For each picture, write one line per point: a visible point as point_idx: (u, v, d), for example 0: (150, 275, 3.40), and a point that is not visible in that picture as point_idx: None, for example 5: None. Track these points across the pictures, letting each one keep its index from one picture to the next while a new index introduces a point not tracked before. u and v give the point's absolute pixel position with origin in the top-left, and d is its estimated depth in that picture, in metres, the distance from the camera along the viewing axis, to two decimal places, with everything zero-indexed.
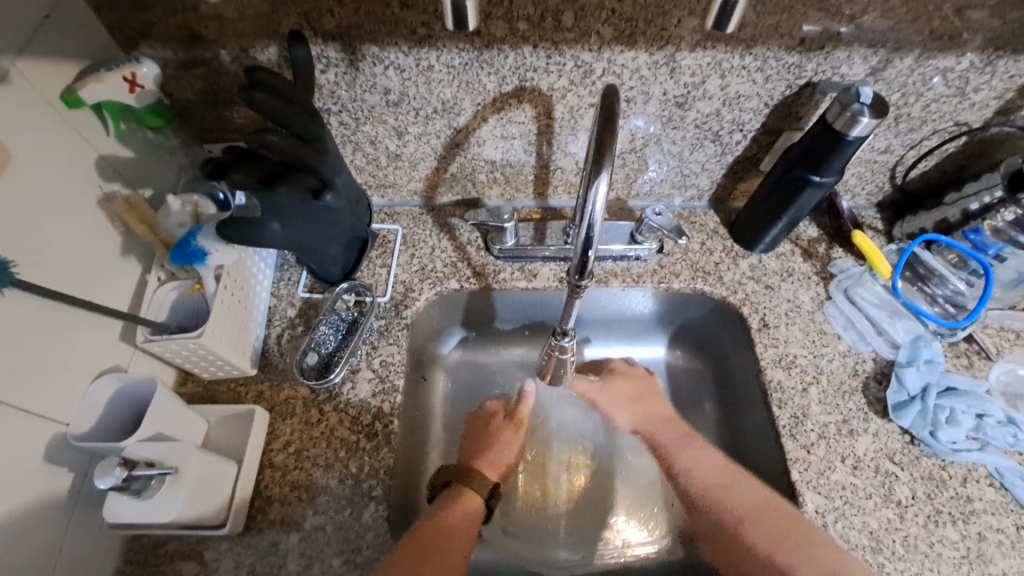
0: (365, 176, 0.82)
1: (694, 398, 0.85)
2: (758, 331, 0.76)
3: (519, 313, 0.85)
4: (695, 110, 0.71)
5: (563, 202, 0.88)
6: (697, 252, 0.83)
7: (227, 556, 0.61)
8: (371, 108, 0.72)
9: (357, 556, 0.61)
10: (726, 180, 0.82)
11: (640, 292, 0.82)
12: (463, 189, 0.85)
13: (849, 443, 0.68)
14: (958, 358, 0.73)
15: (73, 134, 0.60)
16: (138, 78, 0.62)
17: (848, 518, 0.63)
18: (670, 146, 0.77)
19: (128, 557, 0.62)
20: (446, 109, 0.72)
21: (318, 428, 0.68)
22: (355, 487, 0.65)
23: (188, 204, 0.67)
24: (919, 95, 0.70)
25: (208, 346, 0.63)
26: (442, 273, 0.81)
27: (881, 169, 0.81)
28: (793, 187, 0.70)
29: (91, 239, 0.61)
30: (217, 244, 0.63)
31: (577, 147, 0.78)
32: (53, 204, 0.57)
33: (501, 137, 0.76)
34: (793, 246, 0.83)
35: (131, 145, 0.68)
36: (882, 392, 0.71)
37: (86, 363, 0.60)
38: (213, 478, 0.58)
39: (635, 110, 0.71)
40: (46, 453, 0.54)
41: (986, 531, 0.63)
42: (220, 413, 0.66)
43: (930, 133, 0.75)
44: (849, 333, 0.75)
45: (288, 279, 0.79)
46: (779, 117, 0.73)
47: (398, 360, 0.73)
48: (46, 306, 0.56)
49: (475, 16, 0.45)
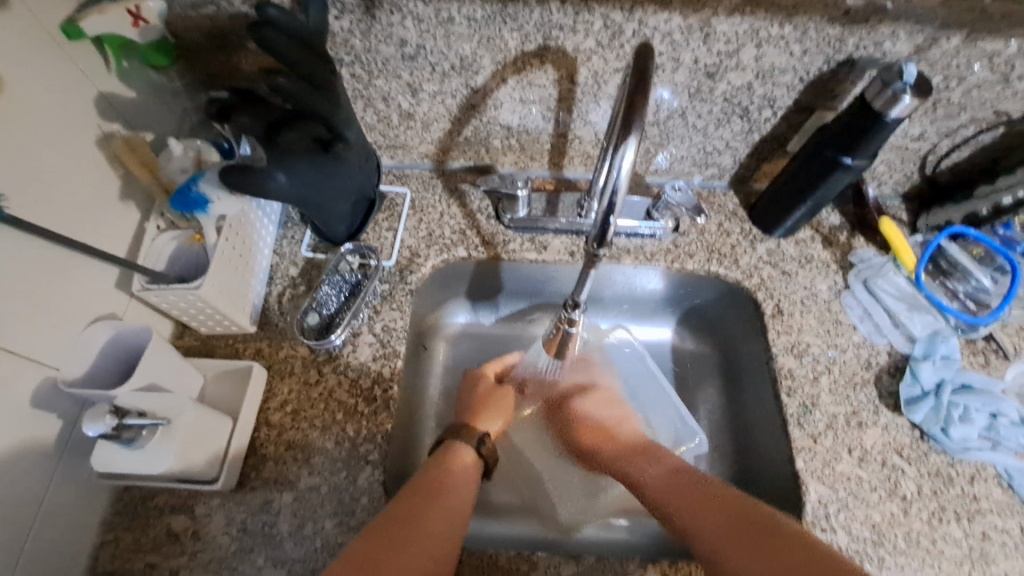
0: (376, 135, 0.79)
1: (698, 382, 0.83)
2: (771, 318, 0.74)
3: (525, 285, 0.83)
4: (726, 81, 0.68)
5: (578, 175, 0.85)
6: (713, 233, 0.80)
7: (219, 512, 0.60)
8: (386, 61, 0.69)
9: (350, 519, 0.60)
10: (749, 160, 0.79)
11: (652, 270, 0.80)
12: (475, 155, 0.82)
13: (858, 435, 0.66)
14: (975, 356, 0.71)
15: (73, 68, 0.57)
16: (142, 12, 0.59)
17: (851, 510, 0.62)
18: (695, 120, 0.74)
19: (118, 508, 0.61)
20: (465, 67, 0.69)
21: (317, 389, 0.67)
22: (351, 450, 0.63)
23: (190, 149, 0.64)
24: (961, 80, 0.66)
25: (207, 299, 0.61)
26: (450, 240, 0.79)
27: (911, 158, 0.77)
28: (822, 169, 0.67)
29: (87, 179, 0.59)
30: (219, 192, 0.61)
31: (598, 116, 0.74)
32: (49, 140, 0.55)
33: (519, 100, 0.73)
34: (813, 232, 0.80)
35: (134, 85, 0.65)
36: (894, 386, 0.70)
37: (80, 309, 0.58)
38: (206, 434, 0.57)
39: (663, 78, 0.68)
40: (33, 397, 0.53)
41: (990, 531, 0.62)
42: (217, 369, 0.65)
43: (967, 121, 0.72)
44: (865, 325, 0.73)
45: (292, 237, 0.77)
46: (813, 95, 0.69)
47: (400, 326, 0.71)
48: (40, 246, 0.54)
49: None
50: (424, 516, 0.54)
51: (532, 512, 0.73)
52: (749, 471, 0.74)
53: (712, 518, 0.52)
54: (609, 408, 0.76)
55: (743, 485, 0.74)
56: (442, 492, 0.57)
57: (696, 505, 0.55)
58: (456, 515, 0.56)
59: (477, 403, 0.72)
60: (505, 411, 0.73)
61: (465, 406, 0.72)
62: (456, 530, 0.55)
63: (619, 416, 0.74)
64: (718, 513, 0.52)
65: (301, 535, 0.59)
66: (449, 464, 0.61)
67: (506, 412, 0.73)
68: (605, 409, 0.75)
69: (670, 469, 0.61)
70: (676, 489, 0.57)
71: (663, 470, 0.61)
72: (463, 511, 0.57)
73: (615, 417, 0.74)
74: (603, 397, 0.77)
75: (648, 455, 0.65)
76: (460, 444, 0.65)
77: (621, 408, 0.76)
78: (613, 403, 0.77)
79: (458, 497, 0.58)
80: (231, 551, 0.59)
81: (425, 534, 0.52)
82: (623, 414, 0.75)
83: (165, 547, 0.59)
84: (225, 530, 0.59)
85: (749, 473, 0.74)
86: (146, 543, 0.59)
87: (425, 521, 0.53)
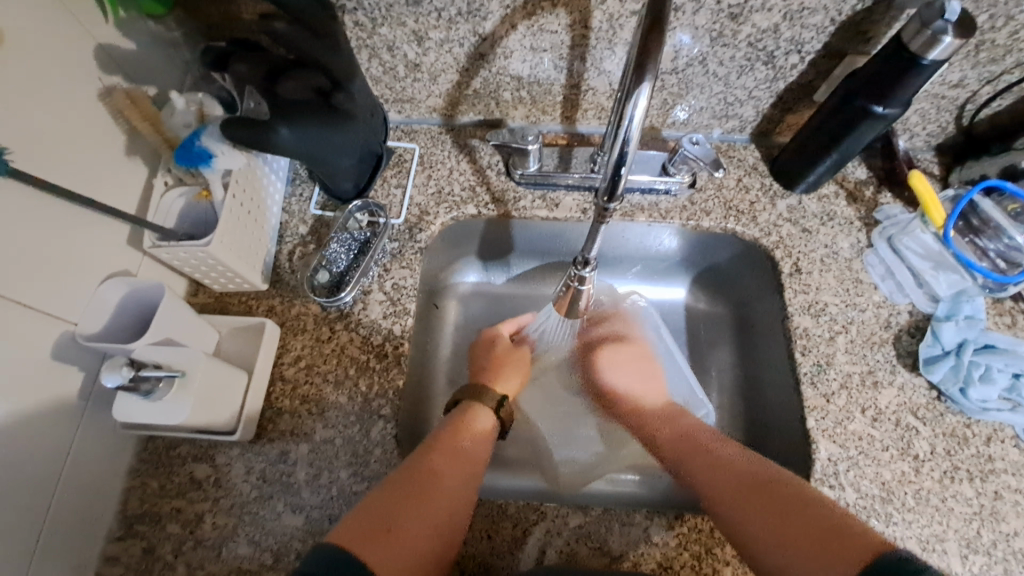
0: (382, 87, 0.77)
1: (711, 341, 0.83)
2: (789, 276, 0.72)
3: (537, 244, 0.82)
4: (750, 24, 0.64)
5: (592, 128, 0.82)
6: (732, 189, 0.77)
7: (238, 461, 0.63)
8: (390, 7, 0.65)
9: (364, 470, 0.62)
10: (773, 110, 0.76)
11: (666, 228, 0.77)
12: (485, 109, 0.80)
13: (872, 395, 0.65)
14: (1001, 316, 0.69)
15: (67, 16, 0.55)
16: None
17: (860, 467, 0.62)
18: (715, 67, 0.70)
19: (143, 456, 0.63)
20: (472, 12, 0.65)
21: (329, 345, 0.68)
22: (364, 405, 0.65)
23: (192, 103, 0.63)
24: (1011, 18, 0.61)
25: (216, 256, 0.61)
26: (459, 197, 0.77)
27: (948, 107, 0.73)
28: (850, 118, 0.63)
29: (92, 135, 0.58)
30: (223, 146, 0.60)
31: (613, 64, 0.71)
32: (51, 94, 0.54)
33: (531, 48, 0.69)
34: (838, 188, 0.77)
35: (133, 36, 0.63)
36: (913, 345, 0.68)
37: (93, 265, 0.58)
38: (222, 388, 0.58)
39: (682, 21, 0.64)
40: (53, 350, 0.54)
41: (1003, 490, 0.61)
42: (231, 325, 0.66)
43: (1013, 66, 0.67)
44: (886, 284, 0.71)
45: (300, 195, 0.76)
46: (844, 38, 0.65)
47: (410, 284, 0.71)
48: (47, 203, 0.54)
49: None
50: (438, 475, 0.54)
51: (538, 466, 0.74)
52: (760, 430, 0.74)
53: (719, 478, 0.56)
54: (634, 366, 0.76)
55: (753, 443, 0.74)
56: (460, 453, 0.58)
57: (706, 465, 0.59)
58: (470, 470, 0.57)
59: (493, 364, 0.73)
60: (519, 369, 0.75)
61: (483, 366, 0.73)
62: (469, 488, 0.56)
63: (644, 375, 0.75)
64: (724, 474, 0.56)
65: (318, 484, 0.61)
66: (461, 424, 0.62)
67: (522, 369, 0.75)
68: (631, 368, 0.76)
69: (680, 434, 0.65)
70: (686, 453, 0.62)
71: (670, 434, 0.66)
72: (477, 471, 0.58)
73: (642, 377, 0.75)
74: (635, 352, 0.78)
75: (670, 416, 0.69)
76: (478, 404, 0.66)
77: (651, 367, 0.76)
78: (644, 360, 0.77)
79: (473, 459, 0.58)
80: (252, 498, 0.61)
81: (439, 491, 0.53)
82: (648, 374, 0.76)
83: (189, 493, 0.61)
84: (245, 478, 0.62)
85: (759, 432, 0.74)
86: (172, 489, 0.62)
87: (439, 480, 0.54)
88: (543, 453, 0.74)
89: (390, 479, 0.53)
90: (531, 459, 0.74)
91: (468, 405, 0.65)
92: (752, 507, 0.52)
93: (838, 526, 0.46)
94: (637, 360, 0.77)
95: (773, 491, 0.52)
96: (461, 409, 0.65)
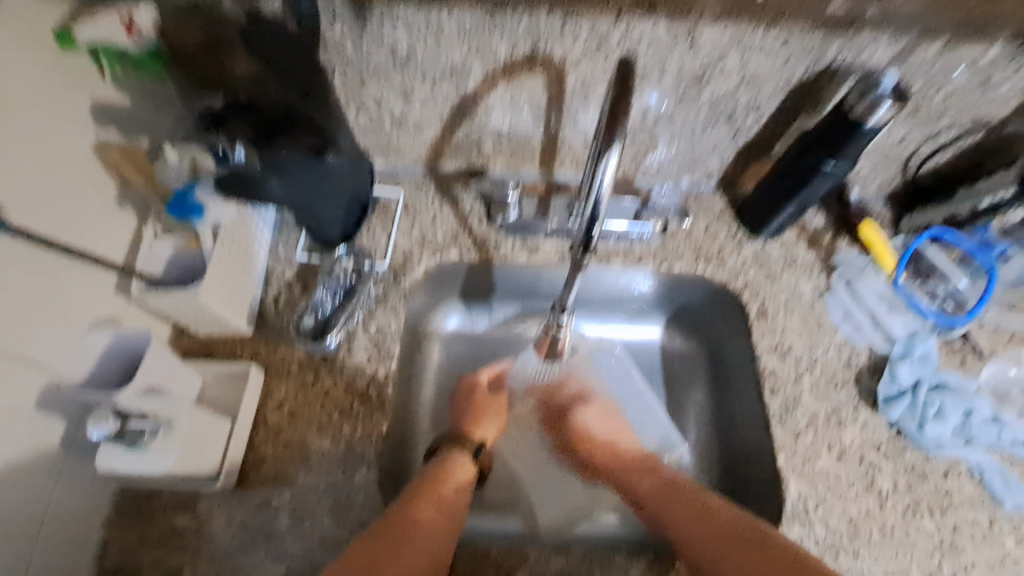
0: (368, 138, 0.80)
1: (686, 379, 0.86)
2: (756, 318, 0.76)
3: (517, 287, 0.85)
4: (711, 88, 0.69)
5: (569, 177, 0.86)
6: (701, 235, 0.82)
7: (219, 510, 0.62)
8: (378, 67, 0.70)
9: (347, 516, 0.62)
10: (736, 163, 0.81)
11: (641, 272, 0.81)
12: (467, 158, 0.84)
13: (837, 432, 0.69)
14: (953, 356, 0.73)
15: (66, 77, 0.58)
16: (136, 20, 0.60)
17: (829, 504, 0.65)
18: (682, 124, 0.75)
19: (121, 506, 0.63)
20: (455, 73, 0.70)
21: (313, 390, 0.69)
22: (347, 449, 0.65)
23: (186, 156, 0.65)
24: (942, 86, 0.68)
25: (204, 302, 0.63)
26: (442, 242, 0.80)
27: (894, 161, 0.79)
28: (805, 174, 0.69)
29: (85, 187, 0.60)
30: (215, 199, 0.63)
31: (587, 120, 0.76)
32: (46, 150, 0.56)
33: (510, 105, 0.74)
34: (798, 234, 0.82)
35: (130, 92, 0.66)
36: (873, 384, 0.72)
37: (80, 313, 0.59)
38: (206, 435, 0.59)
39: (649, 84, 0.69)
40: (38, 400, 0.54)
41: (961, 523, 0.64)
42: (215, 371, 0.66)
43: (948, 126, 0.73)
44: (846, 326, 0.75)
45: (287, 240, 0.78)
46: (796, 101, 0.71)
47: (394, 327, 0.73)
48: (37, 255, 0.55)
49: None
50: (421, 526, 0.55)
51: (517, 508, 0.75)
52: (734, 467, 0.76)
53: (699, 527, 0.57)
54: (607, 419, 0.78)
55: (728, 480, 0.76)
56: (441, 501, 0.59)
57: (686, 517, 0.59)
58: (451, 518, 0.58)
59: (472, 410, 0.74)
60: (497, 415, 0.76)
61: (463, 412, 0.74)
62: (449, 536, 0.57)
63: (624, 428, 0.76)
64: (700, 522, 0.58)
65: (300, 531, 0.61)
66: (441, 470, 0.64)
67: (501, 416, 0.76)
68: (604, 422, 0.78)
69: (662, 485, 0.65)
70: (667, 504, 0.62)
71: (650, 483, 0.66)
72: (458, 518, 0.59)
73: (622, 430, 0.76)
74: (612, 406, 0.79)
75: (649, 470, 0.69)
76: (457, 451, 0.67)
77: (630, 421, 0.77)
78: (622, 413, 0.78)
79: (454, 507, 0.60)
80: (232, 547, 0.61)
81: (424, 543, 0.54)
82: (621, 428, 0.78)
83: (169, 543, 0.61)
84: (225, 527, 0.61)
85: (734, 469, 0.76)
86: (150, 540, 0.61)
87: (422, 531, 0.55)
88: (522, 495, 0.76)
89: (371, 528, 0.54)
90: (511, 501, 0.75)
91: (451, 455, 0.67)
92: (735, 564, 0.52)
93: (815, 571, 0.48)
94: (609, 415, 0.79)
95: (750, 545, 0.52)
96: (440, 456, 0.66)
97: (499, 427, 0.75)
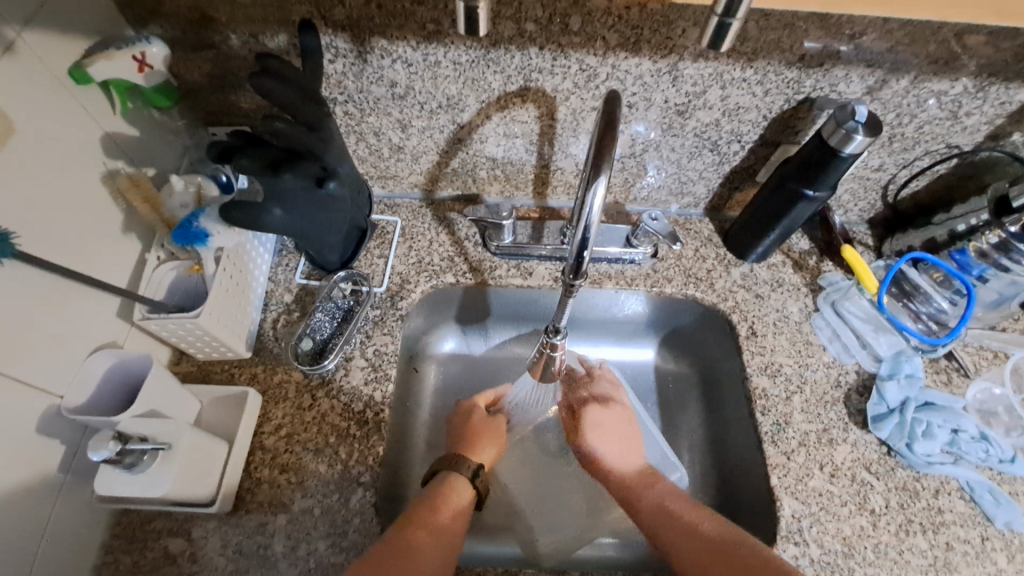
0: (367, 166, 0.83)
1: (679, 400, 0.87)
2: (746, 339, 0.77)
3: (512, 310, 0.87)
4: (695, 118, 0.73)
5: (562, 203, 0.89)
6: (690, 258, 0.84)
7: (214, 535, 0.62)
8: (377, 100, 0.73)
9: (342, 540, 0.62)
10: (722, 189, 0.84)
11: (633, 295, 0.83)
12: (463, 185, 0.86)
13: (829, 452, 0.70)
14: (937, 374, 0.75)
15: (79, 111, 0.61)
16: (148, 57, 0.64)
17: (823, 523, 0.65)
18: (668, 153, 0.78)
19: (115, 532, 0.62)
20: (451, 105, 0.73)
21: (310, 413, 0.69)
22: (343, 472, 0.66)
23: (191, 185, 0.68)
24: (914, 116, 0.72)
25: (204, 326, 0.64)
26: (438, 266, 0.82)
27: (873, 186, 0.82)
28: (788, 199, 0.72)
29: (93, 216, 0.62)
30: (219, 226, 0.64)
31: (578, 149, 0.79)
32: (58, 180, 0.58)
33: (504, 134, 0.77)
34: (785, 257, 0.84)
35: (137, 124, 0.68)
36: (862, 404, 0.73)
37: (83, 338, 0.60)
38: (204, 459, 0.59)
39: (636, 115, 0.73)
40: (39, 425, 0.55)
41: (954, 541, 0.65)
42: (213, 394, 0.67)
43: (922, 153, 0.77)
44: (834, 346, 0.77)
45: (286, 265, 0.80)
46: (777, 130, 0.74)
47: (391, 350, 0.74)
48: (45, 281, 0.56)
49: (486, 22, 0.44)
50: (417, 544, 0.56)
51: (514, 532, 0.75)
52: (729, 488, 0.76)
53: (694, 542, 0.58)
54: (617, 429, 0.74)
55: (723, 500, 0.77)
56: (438, 525, 0.59)
57: (679, 530, 0.60)
58: (448, 542, 0.58)
59: (471, 434, 0.73)
60: (497, 441, 0.74)
61: (461, 436, 0.73)
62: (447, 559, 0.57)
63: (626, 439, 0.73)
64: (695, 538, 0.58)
65: (295, 556, 0.61)
66: (439, 495, 0.63)
67: (499, 439, 0.75)
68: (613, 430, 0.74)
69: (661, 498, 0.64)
70: (666, 521, 0.62)
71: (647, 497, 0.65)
72: (456, 542, 0.59)
73: (623, 442, 0.73)
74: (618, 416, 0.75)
75: (649, 483, 0.67)
76: (456, 475, 0.67)
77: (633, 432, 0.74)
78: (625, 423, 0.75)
79: (451, 530, 0.60)
80: (226, 573, 0.60)
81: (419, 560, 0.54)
82: (630, 439, 0.74)
83: (162, 570, 0.60)
84: (220, 552, 0.61)
85: (729, 490, 0.76)
86: (143, 566, 0.61)
87: (417, 550, 0.55)
88: (518, 518, 0.76)
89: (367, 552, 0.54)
90: (507, 524, 0.76)
91: (449, 477, 0.66)
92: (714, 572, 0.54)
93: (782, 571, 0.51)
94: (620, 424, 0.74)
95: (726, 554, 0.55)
96: (438, 480, 0.66)
97: (497, 454, 0.74)
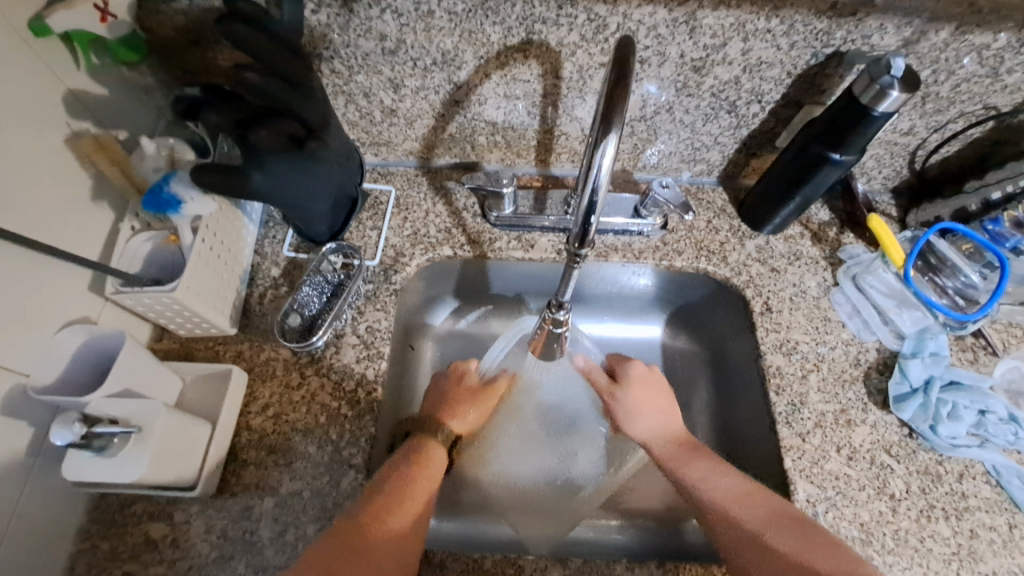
0: (358, 132, 0.78)
1: (689, 380, 0.83)
2: (760, 315, 0.73)
3: (514, 284, 0.82)
4: (713, 76, 0.67)
5: (566, 171, 0.84)
6: (702, 230, 0.79)
7: (198, 518, 0.59)
8: (366, 56, 0.67)
9: (333, 524, 0.59)
10: (737, 155, 0.79)
11: (641, 268, 0.79)
12: (461, 152, 0.81)
13: (846, 433, 0.66)
14: (963, 352, 0.71)
15: (39, 65, 0.55)
16: (110, 6, 0.57)
17: (839, 508, 0.62)
18: (682, 115, 0.73)
19: (94, 515, 0.59)
20: (447, 62, 0.67)
21: (299, 392, 0.66)
22: (334, 454, 0.62)
23: (163, 148, 0.63)
24: (950, 73, 0.65)
25: (183, 300, 0.60)
26: (435, 239, 0.77)
27: (901, 152, 0.77)
28: (810, 164, 0.66)
29: (60, 182, 0.57)
30: (192, 192, 0.60)
31: (584, 111, 0.73)
32: (19, 141, 0.53)
33: (504, 96, 0.71)
34: (803, 229, 0.79)
35: (105, 82, 0.63)
36: (883, 383, 0.69)
37: (51, 312, 0.56)
38: (185, 441, 0.56)
39: (648, 72, 0.67)
40: (3, 405, 0.51)
41: (978, 529, 0.61)
42: (196, 372, 0.63)
43: (957, 115, 0.71)
44: (854, 322, 0.73)
45: (273, 237, 0.75)
46: (801, 89, 0.68)
47: (384, 327, 0.70)
48: (8, 252, 0.52)
49: None
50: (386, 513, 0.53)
51: (496, 509, 0.72)
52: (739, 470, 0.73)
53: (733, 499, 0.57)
54: (652, 406, 0.71)
55: None
56: (408, 497, 0.56)
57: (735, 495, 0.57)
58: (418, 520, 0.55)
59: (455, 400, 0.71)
60: (486, 409, 0.73)
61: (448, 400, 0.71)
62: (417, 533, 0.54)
63: (664, 416, 0.70)
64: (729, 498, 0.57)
65: (282, 541, 0.58)
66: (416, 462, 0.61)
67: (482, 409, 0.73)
68: (649, 406, 0.71)
69: (711, 467, 0.61)
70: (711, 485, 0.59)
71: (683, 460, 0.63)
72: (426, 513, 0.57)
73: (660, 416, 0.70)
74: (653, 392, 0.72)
75: (699, 454, 0.64)
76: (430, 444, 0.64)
77: (674, 414, 0.70)
78: (660, 401, 0.71)
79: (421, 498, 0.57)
80: (211, 559, 0.57)
81: (379, 534, 0.51)
82: (665, 412, 0.70)
83: (143, 556, 0.58)
84: (204, 537, 0.58)
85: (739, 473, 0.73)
86: (124, 552, 0.58)
87: (389, 525, 0.52)
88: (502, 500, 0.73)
89: (330, 532, 0.51)
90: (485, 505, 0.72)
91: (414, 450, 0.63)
92: (731, 537, 0.54)
93: (799, 523, 0.54)
94: (653, 400, 0.71)
95: (764, 528, 0.53)
96: (416, 443, 0.64)
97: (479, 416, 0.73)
